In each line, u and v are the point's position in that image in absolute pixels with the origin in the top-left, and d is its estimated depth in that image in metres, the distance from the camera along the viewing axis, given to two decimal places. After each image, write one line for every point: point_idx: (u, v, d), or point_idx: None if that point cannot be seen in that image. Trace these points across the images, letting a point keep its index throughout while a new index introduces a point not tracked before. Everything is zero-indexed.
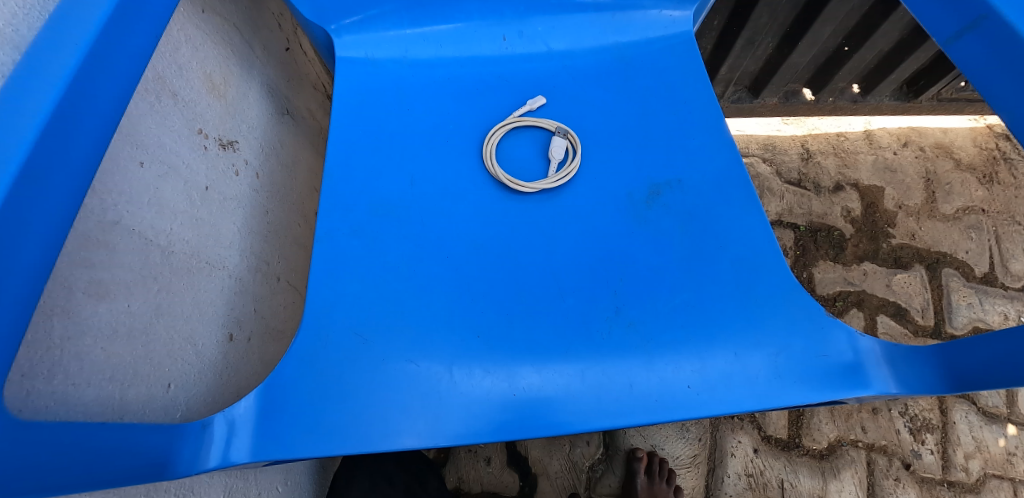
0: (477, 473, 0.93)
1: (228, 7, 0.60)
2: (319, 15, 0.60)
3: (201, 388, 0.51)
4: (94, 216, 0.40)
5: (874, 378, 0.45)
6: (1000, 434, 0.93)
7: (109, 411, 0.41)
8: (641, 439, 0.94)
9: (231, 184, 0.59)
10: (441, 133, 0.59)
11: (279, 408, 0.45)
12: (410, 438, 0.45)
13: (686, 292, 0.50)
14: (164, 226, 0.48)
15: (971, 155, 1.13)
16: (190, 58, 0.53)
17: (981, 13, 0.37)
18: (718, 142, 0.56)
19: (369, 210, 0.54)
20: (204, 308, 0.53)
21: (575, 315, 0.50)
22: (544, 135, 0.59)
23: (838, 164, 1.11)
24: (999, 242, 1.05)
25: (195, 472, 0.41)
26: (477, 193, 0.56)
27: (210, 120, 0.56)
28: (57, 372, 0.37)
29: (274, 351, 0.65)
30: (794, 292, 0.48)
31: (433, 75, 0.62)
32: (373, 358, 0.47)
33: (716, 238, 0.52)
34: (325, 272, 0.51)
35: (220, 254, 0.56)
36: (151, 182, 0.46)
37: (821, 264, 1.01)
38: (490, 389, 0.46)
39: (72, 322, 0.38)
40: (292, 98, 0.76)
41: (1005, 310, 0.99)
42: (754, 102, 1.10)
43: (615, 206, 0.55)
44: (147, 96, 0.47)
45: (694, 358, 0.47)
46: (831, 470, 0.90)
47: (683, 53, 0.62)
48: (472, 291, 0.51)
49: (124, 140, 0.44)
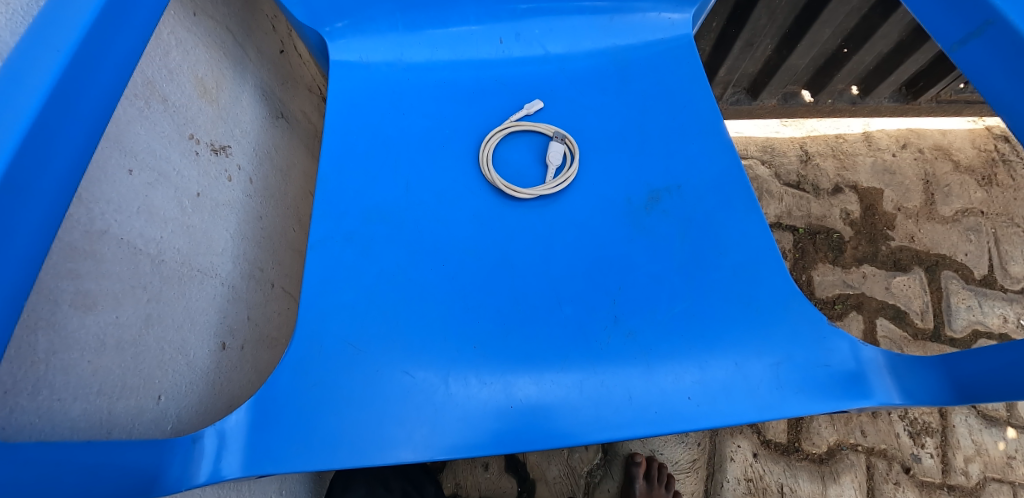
0: (475, 479, 0.92)
1: (220, 9, 0.58)
2: (312, 18, 0.59)
3: (192, 398, 0.50)
4: (80, 226, 0.39)
5: (878, 389, 0.44)
6: (999, 437, 0.92)
7: (97, 426, 0.40)
8: (640, 444, 0.93)
9: (224, 190, 0.58)
10: (436, 138, 0.58)
11: (271, 420, 0.44)
12: (406, 452, 0.44)
13: (686, 300, 0.49)
14: (154, 234, 0.47)
15: (970, 157, 1.13)
16: (180, 62, 0.52)
17: (987, 18, 0.37)
18: (717, 146, 0.55)
19: (363, 218, 0.53)
20: (195, 317, 0.52)
21: (574, 325, 0.49)
22: (541, 139, 0.59)
23: (837, 167, 1.11)
24: (998, 245, 1.04)
25: (185, 488, 0.40)
26: (473, 199, 0.55)
27: (201, 125, 0.55)
28: (42, 388, 0.36)
29: (267, 359, 0.64)
30: (794, 300, 0.48)
31: (429, 79, 0.61)
32: (367, 368, 0.46)
33: (716, 244, 0.51)
34: (319, 281, 0.50)
35: (212, 262, 0.55)
36: (140, 190, 0.45)
37: (819, 267, 1.01)
38: (487, 399, 0.45)
39: (58, 336, 0.37)
40: (286, 101, 0.75)
41: (1004, 312, 0.99)
42: (754, 104, 1.09)
43: (613, 212, 0.54)
44: (136, 101, 0.46)
45: (694, 367, 0.46)
46: (830, 474, 0.90)
47: (682, 56, 0.61)
48: (468, 300, 0.50)
49: (112, 147, 0.43)
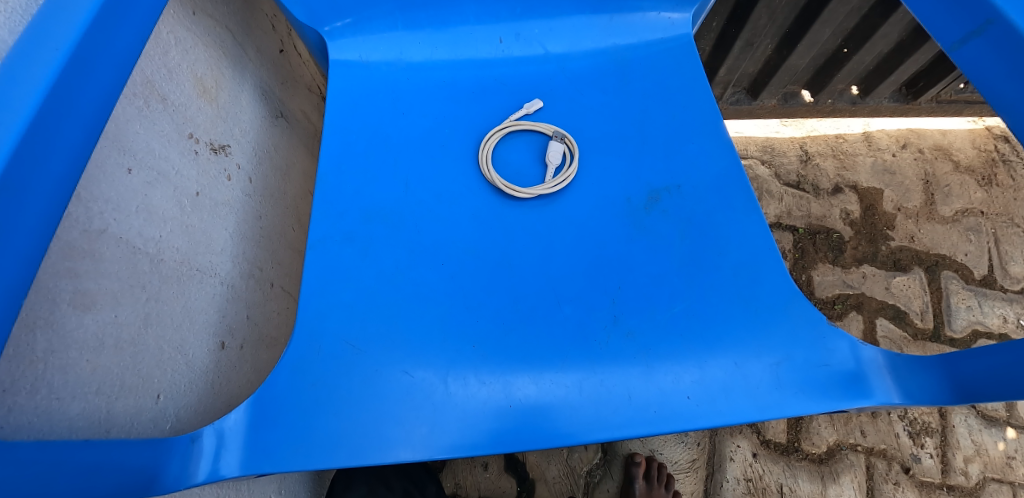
0: (475, 479, 0.92)
1: (220, 8, 0.58)
2: (312, 18, 0.58)
3: (191, 397, 0.50)
4: (79, 226, 0.39)
5: (878, 389, 0.44)
6: (999, 437, 0.92)
7: (96, 425, 0.40)
8: (640, 444, 0.93)
9: (223, 190, 0.58)
10: (436, 138, 0.58)
11: (270, 419, 0.44)
12: (405, 451, 0.44)
13: (685, 300, 0.49)
14: (153, 233, 0.47)
15: (970, 157, 1.13)
16: (180, 61, 0.52)
17: (988, 17, 0.37)
18: (717, 146, 0.55)
19: (362, 217, 0.53)
20: (194, 317, 0.52)
21: (574, 324, 0.49)
22: (541, 139, 0.59)
23: (837, 167, 1.11)
24: (998, 245, 1.04)
25: (184, 487, 0.40)
26: (473, 199, 0.55)
27: (201, 124, 0.55)
28: (41, 387, 0.36)
29: (267, 359, 0.64)
30: (794, 300, 0.48)
31: (428, 79, 0.61)
32: (367, 368, 0.46)
33: (716, 244, 0.51)
34: (318, 280, 0.50)
35: (211, 261, 0.55)
36: (139, 189, 0.45)
37: (819, 267, 1.01)
38: (487, 399, 0.45)
39: (56, 335, 0.37)
40: (286, 101, 0.75)
41: (1004, 312, 0.99)
42: (754, 104, 1.09)
43: (613, 212, 0.54)
44: (135, 100, 0.46)
45: (693, 367, 0.46)
46: (830, 474, 0.90)
47: (682, 56, 0.61)
48: (467, 300, 0.50)
49: (111, 147, 0.43)
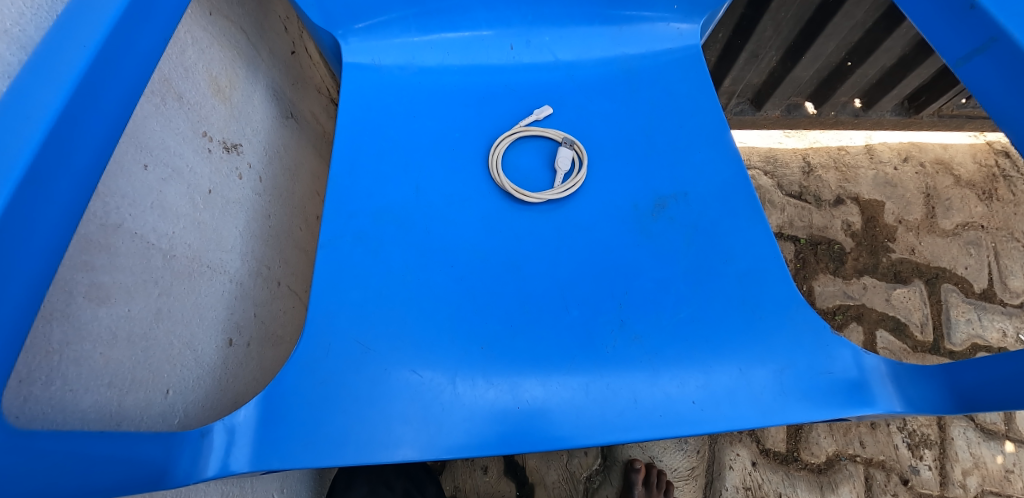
0: (474, 482, 0.92)
1: (236, 10, 0.59)
2: (327, 20, 0.59)
3: (200, 392, 0.51)
4: (96, 220, 0.40)
5: (880, 397, 0.45)
6: (998, 451, 0.93)
7: (107, 418, 0.41)
8: (639, 451, 0.94)
9: (235, 188, 0.59)
10: (447, 142, 0.58)
11: (280, 415, 0.44)
12: (409, 450, 0.44)
13: (691, 306, 0.50)
14: (167, 230, 0.48)
15: (971, 172, 1.14)
16: (196, 60, 0.53)
17: (992, 35, 0.37)
18: (723, 155, 0.56)
19: (374, 217, 0.53)
20: (204, 313, 0.52)
21: (581, 328, 0.49)
22: (549, 145, 0.59)
23: (839, 179, 1.12)
24: (998, 258, 1.05)
25: (193, 481, 0.40)
26: (482, 202, 0.56)
27: (214, 122, 0.55)
28: (55, 378, 0.36)
29: (272, 357, 0.64)
30: (799, 308, 0.48)
31: (439, 83, 0.62)
32: (375, 367, 0.47)
33: (722, 251, 0.52)
34: (328, 279, 0.50)
35: (221, 259, 0.55)
36: (154, 185, 0.46)
37: (820, 277, 1.02)
38: (493, 400, 0.46)
39: (72, 327, 0.38)
40: (297, 102, 0.76)
41: (1004, 326, 1.00)
42: (757, 115, 1.10)
43: (619, 219, 0.55)
44: (153, 97, 0.46)
45: (699, 373, 0.46)
46: (829, 484, 0.90)
47: (690, 67, 0.62)
48: (476, 301, 0.51)
49: (128, 143, 0.43)
